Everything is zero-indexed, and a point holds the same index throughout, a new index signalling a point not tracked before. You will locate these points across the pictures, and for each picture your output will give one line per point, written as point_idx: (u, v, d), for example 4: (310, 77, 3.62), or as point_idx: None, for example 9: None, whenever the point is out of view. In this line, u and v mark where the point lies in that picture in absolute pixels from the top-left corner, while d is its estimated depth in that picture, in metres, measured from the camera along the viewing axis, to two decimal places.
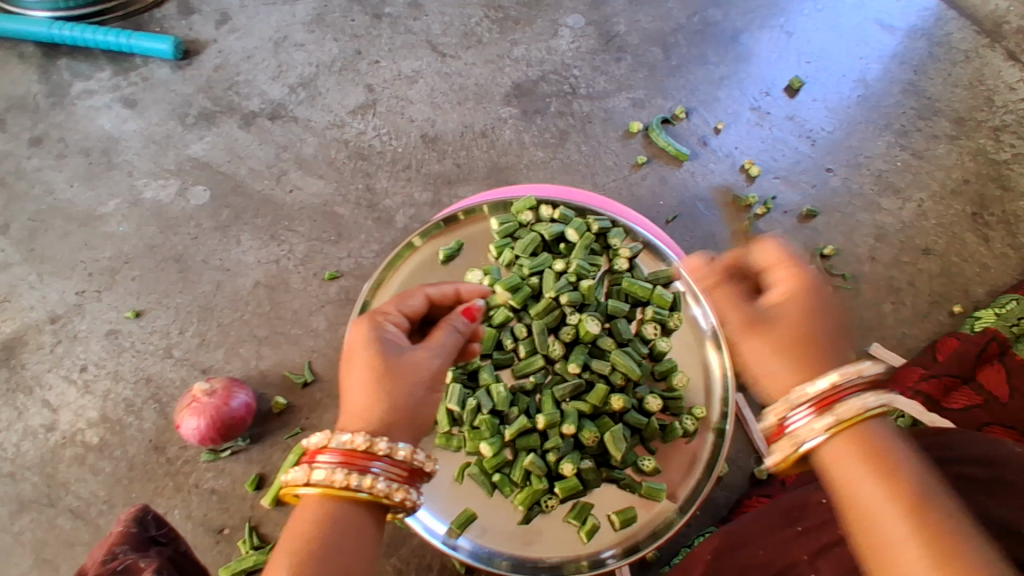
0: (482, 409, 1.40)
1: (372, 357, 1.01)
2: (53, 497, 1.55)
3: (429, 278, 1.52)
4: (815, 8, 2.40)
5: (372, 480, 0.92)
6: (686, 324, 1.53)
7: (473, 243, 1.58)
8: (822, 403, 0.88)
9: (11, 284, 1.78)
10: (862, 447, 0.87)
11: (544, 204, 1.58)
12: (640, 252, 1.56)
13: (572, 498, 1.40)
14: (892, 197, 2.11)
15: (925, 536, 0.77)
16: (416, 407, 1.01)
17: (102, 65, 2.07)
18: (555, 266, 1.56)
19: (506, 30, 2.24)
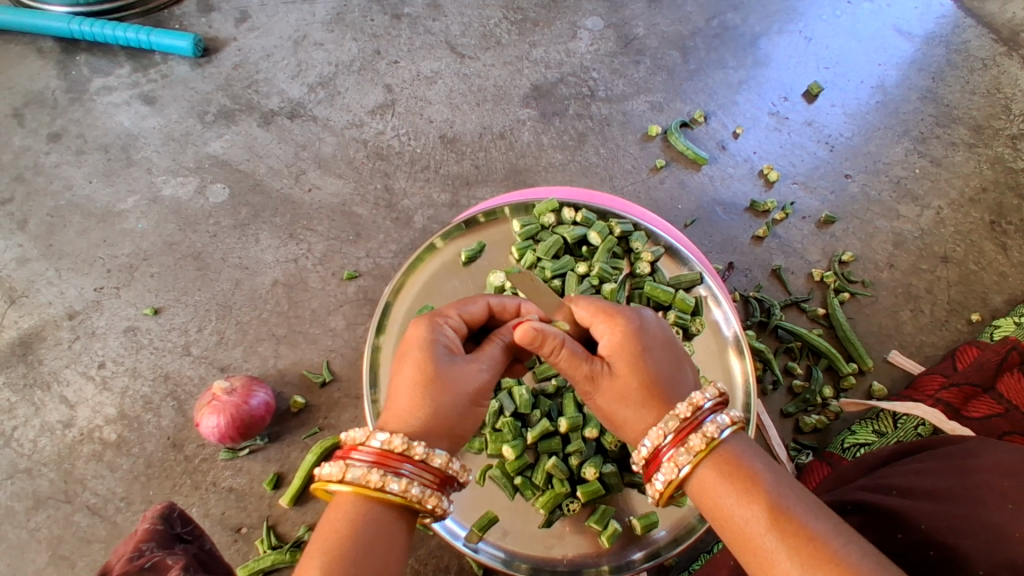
0: (504, 412, 1.40)
1: (426, 360, 1.01)
2: (70, 494, 1.54)
3: (451, 279, 1.52)
4: (833, 14, 2.39)
5: (406, 483, 0.92)
6: (708, 329, 1.52)
7: (495, 245, 1.58)
8: (679, 434, 0.96)
9: (29, 279, 1.77)
10: (722, 471, 0.93)
11: (567, 207, 1.58)
12: (662, 256, 1.56)
13: (594, 502, 1.39)
14: (910, 204, 2.11)
15: (797, 546, 0.82)
16: (458, 419, 1.02)
17: (122, 61, 2.07)
18: (577, 269, 1.57)
19: (525, 32, 2.23)
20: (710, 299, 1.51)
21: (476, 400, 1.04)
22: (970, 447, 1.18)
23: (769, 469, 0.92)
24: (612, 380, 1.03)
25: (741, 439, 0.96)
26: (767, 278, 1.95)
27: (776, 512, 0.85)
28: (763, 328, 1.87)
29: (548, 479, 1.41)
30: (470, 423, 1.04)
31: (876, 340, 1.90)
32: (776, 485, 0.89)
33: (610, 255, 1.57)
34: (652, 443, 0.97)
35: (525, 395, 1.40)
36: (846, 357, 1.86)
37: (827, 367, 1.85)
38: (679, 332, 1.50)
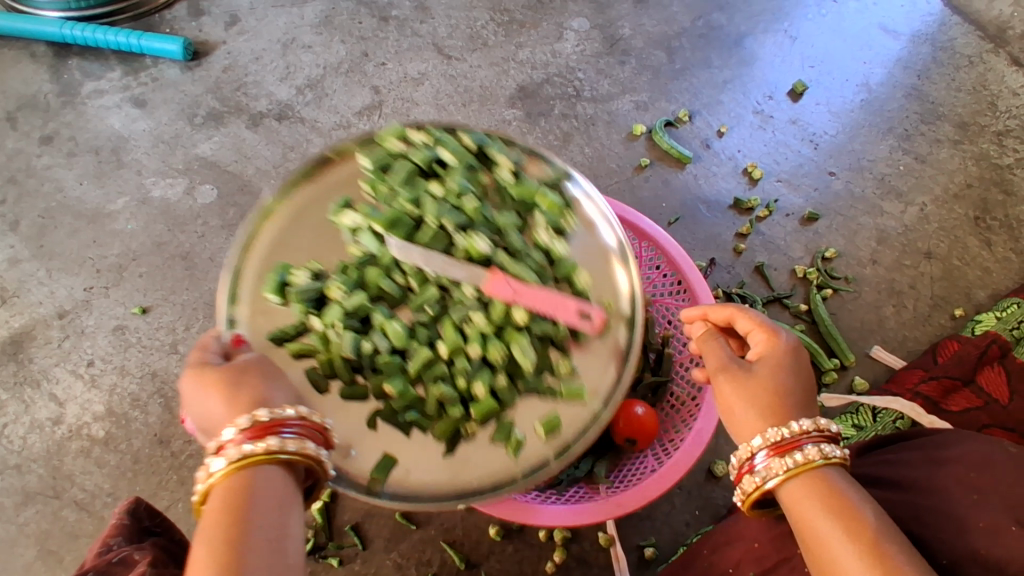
0: (379, 352, 1.25)
1: (199, 377, 1.01)
2: (58, 490, 1.56)
3: (303, 237, 1.30)
4: (819, 13, 2.41)
5: (279, 442, 0.93)
6: (585, 227, 1.33)
7: (339, 189, 1.33)
8: (778, 447, 0.98)
9: (20, 280, 1.80)
10: (812, 491, 0.95)
11: (411, 129, 1.36)
12: (534, 166, 1.35)
13: (492, 419, 1.23)
14: (894, 201, 2.12)
15: (879, 573, 0.85)
16: (263, 393, 1.00)
17: (113, 65, 2.10)
18: (432, 190, 1.33)
19: (512, 34, 2.26)
20: (588, 207, 1.33)
21: (239, 380, 1.00)
22: (946, 438, 1.19)
23: (863, 504, 0.93)
24: (749, 380, 1.04)
25: (840, 471, 0.98)
26: (750, 275, 1.96)
27: (868, 540, 0.88)
28: None
29: (440, 408, 1.25)
30: (256, 392, 0.99)
31: (859, 335, 1.91)
32: (867, 517, 0.91)
33: (470, 178, 1.34)
34: (756, 451, 1.00)
35: (398, 329, 1.25)
36: (828, 352, 1.88)
37: (809, 363, 1.86)
38: (549, 233, 1.31)
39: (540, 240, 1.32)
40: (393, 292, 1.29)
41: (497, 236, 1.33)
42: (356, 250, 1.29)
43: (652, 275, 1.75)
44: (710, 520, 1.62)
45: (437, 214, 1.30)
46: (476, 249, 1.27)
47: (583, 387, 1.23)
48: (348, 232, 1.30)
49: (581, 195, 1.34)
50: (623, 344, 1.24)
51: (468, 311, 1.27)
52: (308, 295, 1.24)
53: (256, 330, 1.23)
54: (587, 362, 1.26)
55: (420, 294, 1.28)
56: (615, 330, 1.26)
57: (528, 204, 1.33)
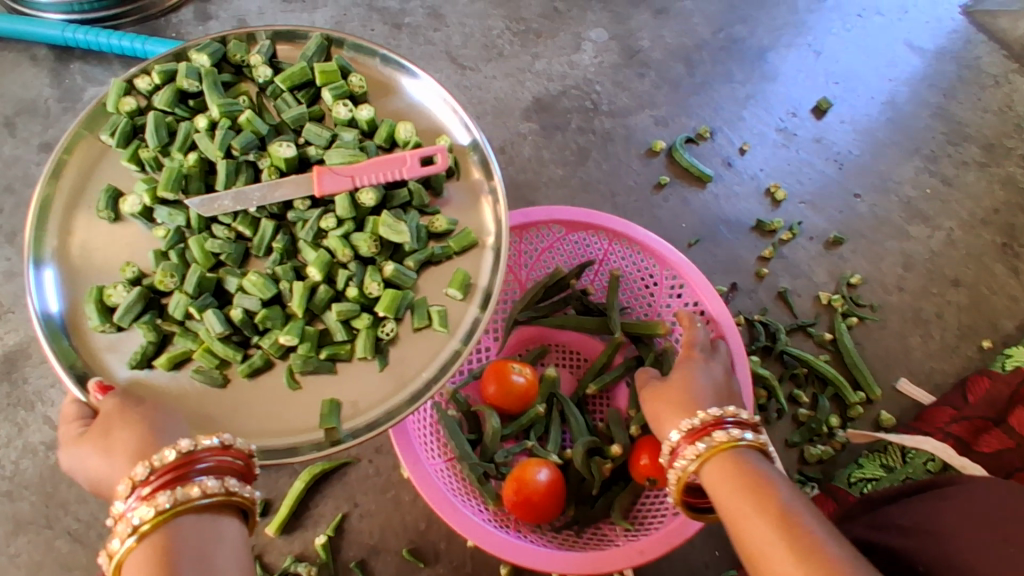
0: (253, 311, 1.32)
1: (82, 446, 1.06)
2: (51, 519, 1.50)
3: (101, 252, 1.29)
4: (843, 27, 2.33)
5: (176, 492, 0.94)
6: (415, 116, 1.37)
7: (104, 180, 1.31)
8: (692, 433, 1.15)
9: (16, 294, 1.73)
10: (726, 469, 1.09)
11: (135, 77, 1.36)
12: (274, 50, 1.39)
13: (401, 304, 1.32)
14: (920, 225, 2.05)
15: (781, 529, 0.95)
16: (131, 442, 1.03)
17: (116, 70, 2.02)
18: (198, 126, 1.40)
19: (528, 43, 2.18)
20: (404, 67, 1.35)
21: (107, 432, 1.05)
22: (982, 484, 1.19)
23: (771, 475, 1.06)
24: (670, 395, 1.27)
25: (756, 453, 1.11)
26: (772, 301, 1.90)
27: (774, 505, 0.99)
28: (767, 353, 1.83)
29: (351, 329, 1.34)
30: (134, 437, 1.03)
31: (883, 366, 1.86)
32: (778, 488, 1.02)
33: (169, 130, 1.39)
34: (677, 437, 1.16)
35: (257, 278, 1.32)
36: (854, 385, 1.83)
37: (833, 396, 1.81)
38: (348, 106, 1.38)
39: (338, 116, 1.38)
40: (228, 251, 1.34)
41: (289, 134, 1.42)
42: (163, 232, 1.33)
43: (672, 303, 1.69)
44: (730, 561, 1.56)
45: (224, 141, 1.36)
46: (283, 155, 1.36)
47: (466, 232, 1.33)
48: (141, 220, 1.33)
49: (385, 59, 1.37)
50: (480, 170, 1.33)
51: (317, 225, 1.35)
52: (134, 314, 1.25)
53: (111, 369, 1.22)
54: (453, 191, 1.37)
55: (262, 239, 1.34)
56: (466, 163, 1.34)
57: (306, 87, 1.40)
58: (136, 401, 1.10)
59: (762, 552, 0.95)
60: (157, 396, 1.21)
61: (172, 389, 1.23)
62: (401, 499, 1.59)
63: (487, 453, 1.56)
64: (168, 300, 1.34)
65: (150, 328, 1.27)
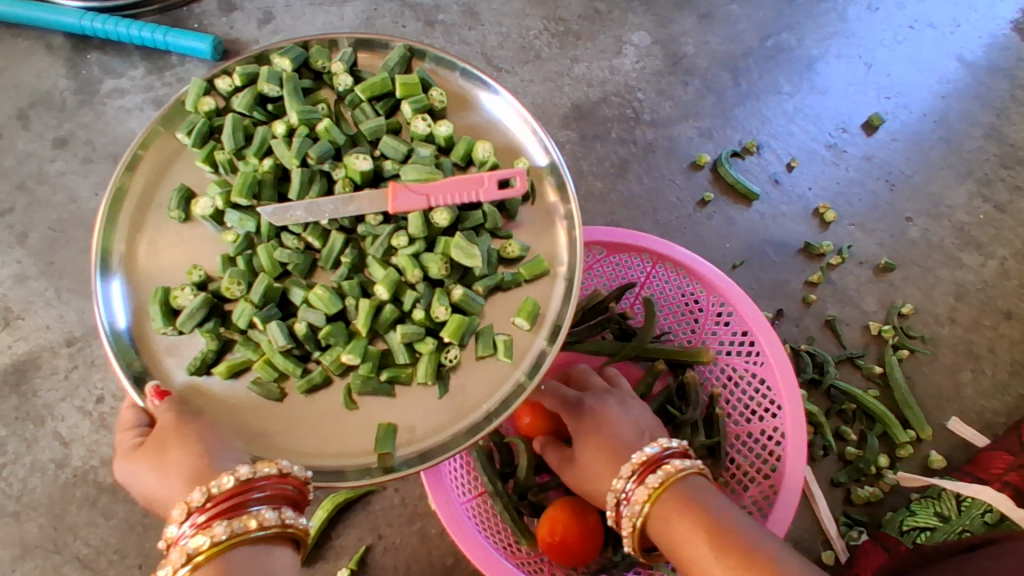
0: (317, 327, 1.24)
1: (135, 459, 0.99)
2: (61, 543, 1.43)
3: (167, 246, 1.21)
4: (894, 39, 2.14)
5: (235, 521, 0.88)
6: (496, 135, 1.29)
7: (176, 180, 1.24)
8: (640, 475, 1.13)
9: (27, 300, 1.65)
10: (672, 507, 1.09)
11: (217, 77, 1.28)
12: (356, 58, 1.32)
13: (468, 332, 1.24)
14: (974, 253, 1.94)
15: (740, 563, 0.98)
16: (187, 462, 0.96)
17: (135, 62, 1.91)
18: (276, 132, 1.31)
19: (567, 46, 2.07)
20: (483, 82, 1.27)
21: (162, 450, 0.98)
22: None
23: (715, 504, 1.08)
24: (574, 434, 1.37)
25: (695, 480, 1.13)
26: (820, 329, 1.82)
27: (717, 536, 1.03)
28: (815, 386, 1.75)
29: (412, 352, 1.26)
30: (190, 460, 0.96)
31: (934, 403, 1.77)
32: (720, 514, 1.06)
33: (246, 134, 1.31)
34: (624, 484, 1.14)
35: (322, 292, 1.24)
36: (903, 422, 1.74)
37: (882, 434, 1.72)
38: (427, 120, 1.30)
39: (416, 130, 1.30)
40: (296, 261, 1.25)
41: (365, 146, 1.32)
42: (232, 237, 1.26)
43: (719, 330, 1.59)
44: None
45: (299, 150, 1.28)
46: (358, 169, 1.28)
47: (539, 259, 1.24)
48: (212, 222, 1.25)
49: (464, 74, 1.29)
50: (554, 195, 1.25)
51: (387, 241, 1.26)
52: (197, 320, 1.19)
53: (169, 373, 1.16)
54: (526, 217, 1.29)
55: (331, 250, 1.25)
56: (542, 189, 1.27)
57: (386, 98, 1.32)
58: (195, 417, 1.02)
59: None
60: (214, 406, 1.15)
61: (229, 399, 1.16)
62: (428, 533, 1.51)
63: (519, 488, 1.47)
64: (231, 307, 1.26)
65: (212, 336, 1.20)
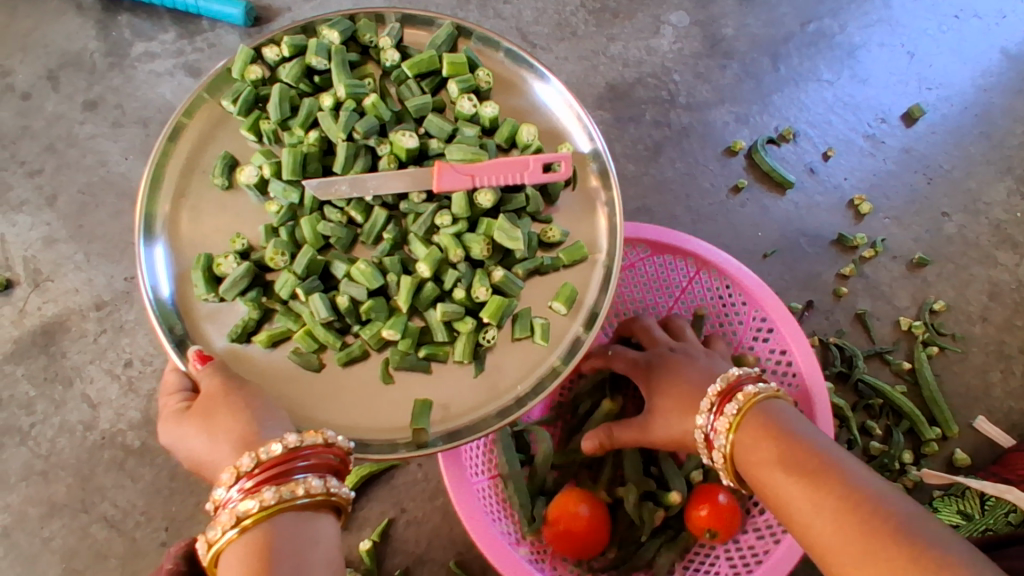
0: (359, 301, 1.22)
1: (179, 425, 0.98)
2: (88, 504, 1.44)
3: (209, 215, 1.22)
4: (939, 29, 2.08)
5: (279, 488, 0.87)
6: (541, 119, 1.28)
7: (219, 149, 1.24)
8: (721, 401, 1.14)
9: (56, 262, 1.65)
10: (753, 430, 1.08)
11: (264, 46, 1.26)
12: (403, 33, 1.30)
13: (507, 315, 1.23)
14: (1010, 252, 1.90)
15: (818, 486, 0.95)
16: (234, 425, 0.95)
17: (165, 25, 1.88)
18: (323, 104, 1.29)
19: (604, 24, 2.02)
20: (528, 66, 1.27)
21: (209, 412, 0.97)
22: None
23: (799, 427, 1.06)
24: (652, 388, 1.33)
25: (775, 404, 1.11)
26: (850, 323, 1.80)
27: (800, 458, 1.00)
28: (842, 380, 1.73)
29: (451, 330, 1.24)
30: (239, 424, 0.95)
31: (962, 402, 1.75)
32: (804, 439, 1.04)
33: (291, 105, 1.29)
34: (706, 414, 1.15)
35: (365, 267, 1.21)
36: (930, 420, 1.72)
37: (908, 430, 1.70)
38: (473, 101, 1.29)
39: (461, 110, 1.29)
40: (339, 235, 1.23)
41: (410, 123, 1.31)
42: (276, 208, 1.23)
43: (757, 345, 1.56)
44: None
45: (348, 125, 1.26)
46: (405, 145, 1.25)
47: (580, 245, 1.24)
48: (255, 191, 1.24)
49: (509, 54, 1.29)
50: (596, 182, 1.25)
51: (431, 220, 1.24)
52: (240, 289, 1.20)
53: (209, 338, 1.17)
54: (567, 203, 1.28)
55: (374, 226, 1.23)
56: (583, 174, 1.26)
57: (432, 76, 1.30)
58: (239, 382, 1.02)
59: (800, 515, 0.96)
60: (255, 373, 1.16)
61: (269, 368, 1.17)
62: (449, 510, 1.52)
63: (535, 480, 1.46)
64: (272, 278, 1.25)
65: (254, 305, 1.20)
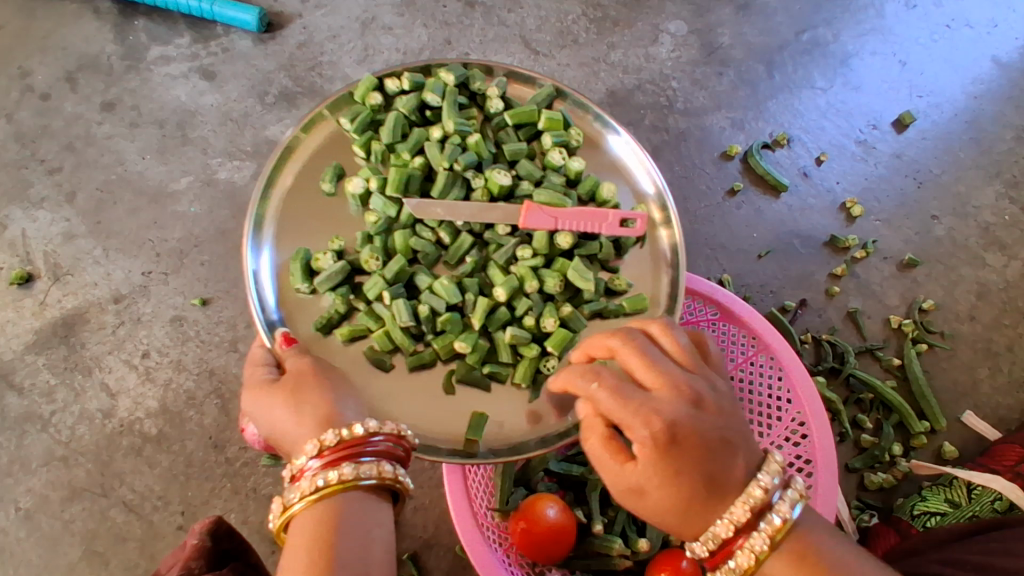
0: (439, 312, 1.26)
1: (264, 391, 1.00)
2: (108, 488, 1.52)
3: (310, 214, 1.28)
4: (929, 38, 2.15)
5: (353, 467, 0.91)
6: (619, 175, 1.35)
7: (330, 156, 1.31)
8: (749, 520, 0.87)
9: (76, 257, 1.71)
10: (793, 561, 0.87)
11: (387, 78, 1.34)
12: (508, 85, 1.38)
13: (567, 350, 1.28)
14: (998, 253, 1.96)
15: None
16: (321, 403, 0.98)
17: (181, 30, 1.95)
18: (432, 137, 1.37)
19: (604, 32, 2.09)
20: (613, 132, 1.35)
21: (298, 388, 1.00)
22: None
23: (843, 549, 0.89)
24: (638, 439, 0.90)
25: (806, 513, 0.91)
26: (842, 321, 1.86)
27: None
28: (834, 375, 1.79)
29: (515, 353, 1.30)
30: (325, 403, 0.98)
31: (950, 397, 1.81)
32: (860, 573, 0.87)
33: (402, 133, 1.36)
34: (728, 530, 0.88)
35: (446, 281, 1.27)
36: (919, 414, 1.78)
37: (898, 423, 1.77)
38: (562, 153, 1.35)
39: (552, 161, 1.36)
40: (427, 251, 1.30)
41: (503, 164, 1.39)
42: (373, 219, 1.29)
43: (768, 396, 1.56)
44: None
45: (450, 158, 1.33)
46: (497, 182, 1.32)
47: (643, 296, 1.28)
48: (357, 201, 1.31)
49: (599, 117, 1.35)
50: (667, 245, 1.29)
51: (512, 251, 1.31)
52: (333, 283, 1.25)
53: (295, 325, 1.22)
54: (635, 258, 1.32)
55: (459, 247, 1.29)
56: (654, 235, 1.30)
57: (529, 127, 1.37)
58: (327, 366, 1.06)
59: None
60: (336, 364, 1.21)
61: (347, 364, 1.22)
62: None
63: (525, 471, 1.50)
64: (361, 279, 1.30)
65: (342, 300, 1.26)
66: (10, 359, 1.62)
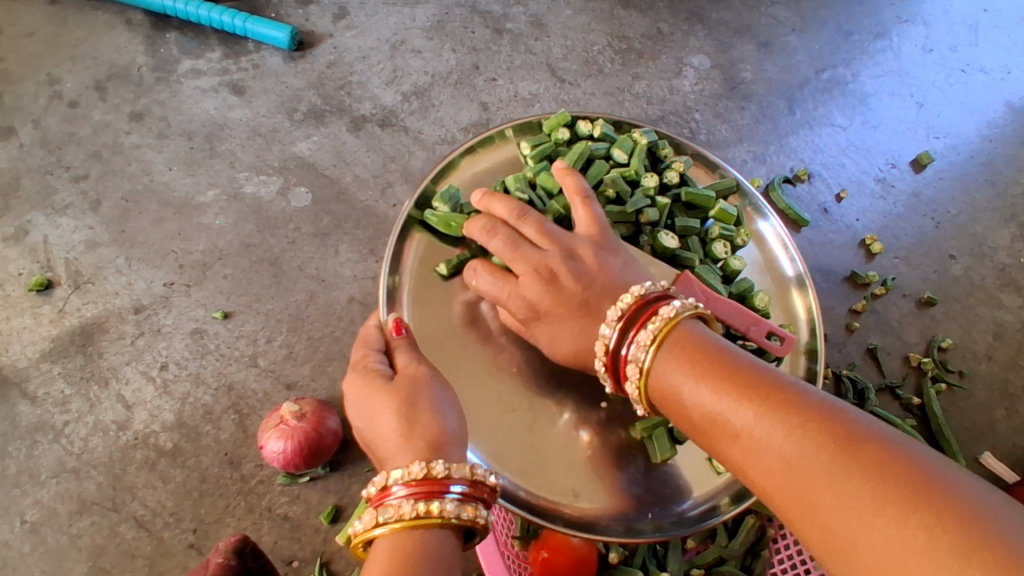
0: None
1: (378, 389, 0.99)
2: (118, 502, 1.49)
3: None
4: (946, 81, 2.20)
5: (442, 503, 0.86)
6: (769, 283, 1.35)
7: (501, 173, 1.36)
8: (635, 320, 0.96)
9: (97, 265, 1.70)
10: (677, 355, 0.91)
11: (582, 120, 1.40)
12: (691, 166, 1.40)
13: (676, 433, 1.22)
14: (1014, 294, 1.97)
15: (775, 413, 0.77)
16: (432, 426, 0.95)
17: (212, 46, 1.97)
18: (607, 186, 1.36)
19: (629, 64, 2.13)
20: (774, 246, 1.37)
21: (413, 398, 0.97)
22: None
23: (743, 359, 0.87)
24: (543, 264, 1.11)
25: (698, 325, 0.95)
26: (861, 356, 1.87)
27: (740, 385, 0.82)
28: None
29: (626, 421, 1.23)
30: (434, 426, 0.94)
31: (967, 437, 1.81)
32: (745, 363, 0.86)
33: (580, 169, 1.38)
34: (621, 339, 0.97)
35: None
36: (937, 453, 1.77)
37: None
38: (726, 247, 1.35)
39: (714, 251, 1.35)
40: None
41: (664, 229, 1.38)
42: None
43: None
44: None
45: (634, 207, 1.33)
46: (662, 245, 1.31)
47: None
48: None
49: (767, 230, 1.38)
50: (804, 375, 1.26)
51: None
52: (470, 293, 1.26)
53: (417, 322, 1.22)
54: None
55: None
56: (794, 359, 1.28)
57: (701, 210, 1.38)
58: (442, 382, 1.04)
59: (763, 452, 0.77)
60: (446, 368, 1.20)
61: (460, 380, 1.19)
62: None
63: None
64: None
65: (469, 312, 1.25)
66: (25, 366, 1.60)
